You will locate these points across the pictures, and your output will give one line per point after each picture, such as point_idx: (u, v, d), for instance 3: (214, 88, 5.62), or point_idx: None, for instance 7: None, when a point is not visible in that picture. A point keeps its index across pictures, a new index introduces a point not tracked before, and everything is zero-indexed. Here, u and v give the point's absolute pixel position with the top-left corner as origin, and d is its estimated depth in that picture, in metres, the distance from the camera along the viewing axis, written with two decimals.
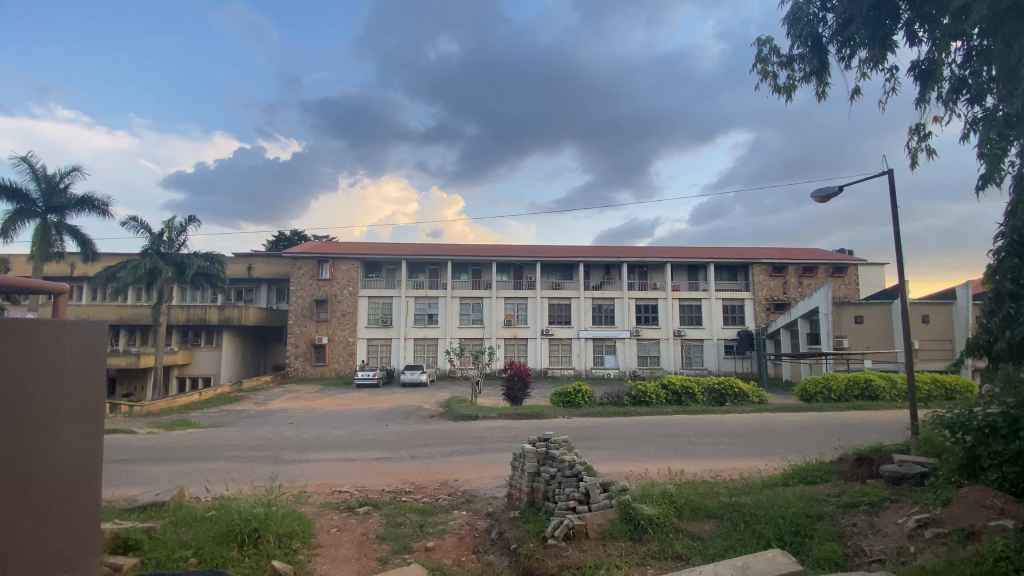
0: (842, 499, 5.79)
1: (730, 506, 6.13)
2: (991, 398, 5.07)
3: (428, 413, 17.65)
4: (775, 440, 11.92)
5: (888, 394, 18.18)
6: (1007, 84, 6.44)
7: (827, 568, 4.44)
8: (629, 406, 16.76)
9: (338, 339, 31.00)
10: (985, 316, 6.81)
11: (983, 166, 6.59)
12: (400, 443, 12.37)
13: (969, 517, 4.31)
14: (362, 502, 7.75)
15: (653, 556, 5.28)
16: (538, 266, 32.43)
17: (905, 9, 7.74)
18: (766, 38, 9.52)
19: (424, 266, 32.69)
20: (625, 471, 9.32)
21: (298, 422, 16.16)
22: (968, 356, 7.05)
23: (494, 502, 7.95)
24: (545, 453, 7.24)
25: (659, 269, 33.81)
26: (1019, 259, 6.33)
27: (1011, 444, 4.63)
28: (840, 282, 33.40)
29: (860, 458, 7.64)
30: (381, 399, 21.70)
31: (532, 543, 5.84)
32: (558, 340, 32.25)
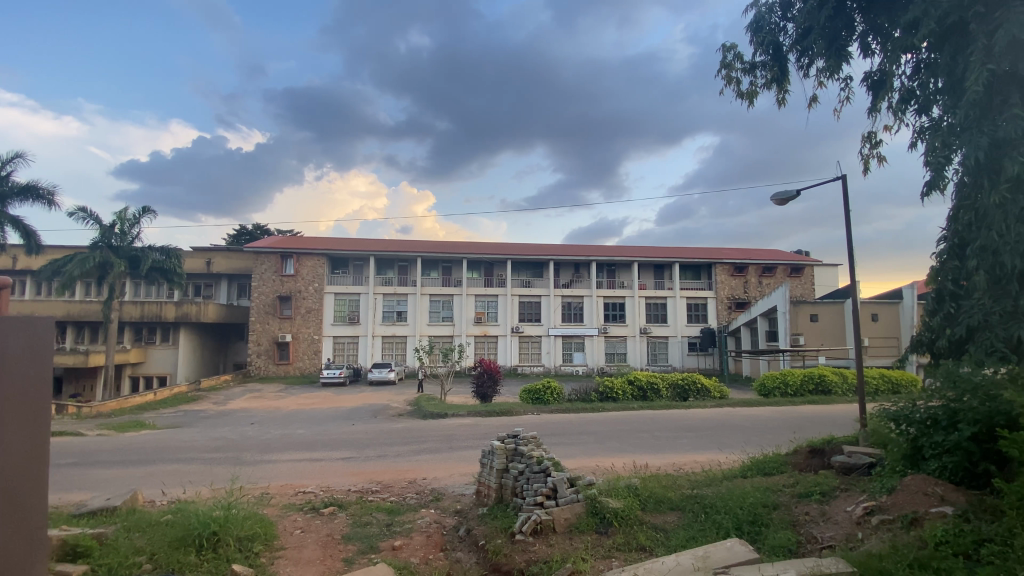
0: (797, 489, 6.08)
1: (691, 498, 6.33)
2: (932, 392, 5.37)
3: (396, 411, 17.45)
4: (734, 434, 12.33)
5: (840, 388, 19.10)
6: (952, 96, 6.82)
7: (781, 556, 4.61)
8: (596, 402, 17.03)
9: (302, 337, 30.24)
10: (928, 315, 7.22)
11: (927, 173, 6.97)
12: (367, 442, 12.18)
13: (912, 504, 4.57)
14: (327, 502, 7.61)
15: (617, 548, 5.38)
16: (508, 264, 32.47)
17: (860, 21, 8.08)
18: (731, 44, 9.84)
19: (392, 262, 32.32)
20: (591, 466, 9.50)
21: (260, 421, 15.73)
22: (912, 352, 7.47)
23: (462, 499, 7.95)
24: (514, 449, 7.29)
25: (626, 268, 34.37)
26: (958, 262, 6.78)
27: (950, 435, 4.93)
28: (797, 282, 34.81)
29: (813, 450, 8.01)
30: (348, 397, 21.35)
31: (499, 539, 5.89)
32: (527, 338, 32.42)
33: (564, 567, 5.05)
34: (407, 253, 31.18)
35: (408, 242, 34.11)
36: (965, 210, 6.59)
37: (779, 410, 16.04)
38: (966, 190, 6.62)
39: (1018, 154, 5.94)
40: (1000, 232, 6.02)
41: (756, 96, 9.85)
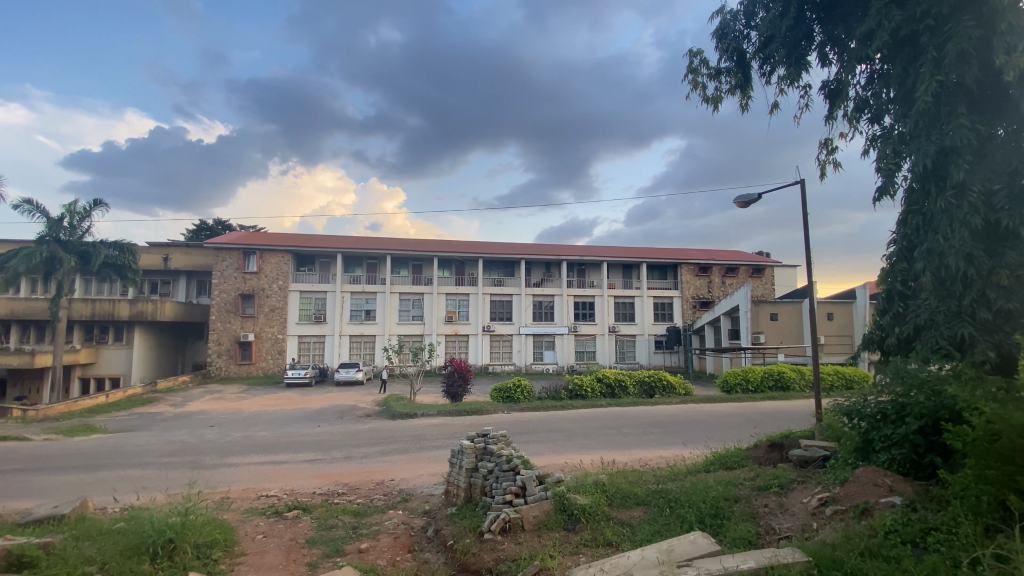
0: (757, 482, 6.30)
1: (657, 493, 6.45)
2: (882, 387, 5.65)
3: (365, 411, 17.16)
4: (698, 429, 12.66)
5: (798, 384, 19.89)
6: (903, 105, 7.17)
7: (741, 547, 4.73)
8: (566, 400, 17.18)
9: (266, 337, 29.33)
10: (879, 314, 7.59)
11: (879, 179, 7.31)
12: (334, 444, 11.91)
13: (863, 495, 4.77)
14: (291, 505, 7.42)
15: (585, 544, 5.40)
16: (479, 263, 32.37)
17: (818, 32, 8.42)
18: (697, 50, 10.10)
19: (361, 260, 31.70)
20: (561, 463, 9.60)
21: (221, 423, 15.18)
22: (864, 349, 7.84)
23: (431, 500, 7.87)
24: (483, 448, 7.28)
25: (596, 268, 34.82)
26: (906, 264, 7.17)
27: (899, 428, 5.19)
28: (758, 282, 36.05)
29: (772, 444, 8.31)
30: (314, 398, 20.84)
31: (468, 538, 5.88)
32: (498, 336, 32.41)
33: (533, 565, 5.02)
34: (376, 251, 30.66)
35: (377, 239, 33.55)
36: (913, 215, 6.95)
37: (740, 406, 16.58)
38: (915, 196, 6.98)
39: (961, 162, 6.30)
40: (945, 236, 6.39)
41: (721, 101, 10.13)
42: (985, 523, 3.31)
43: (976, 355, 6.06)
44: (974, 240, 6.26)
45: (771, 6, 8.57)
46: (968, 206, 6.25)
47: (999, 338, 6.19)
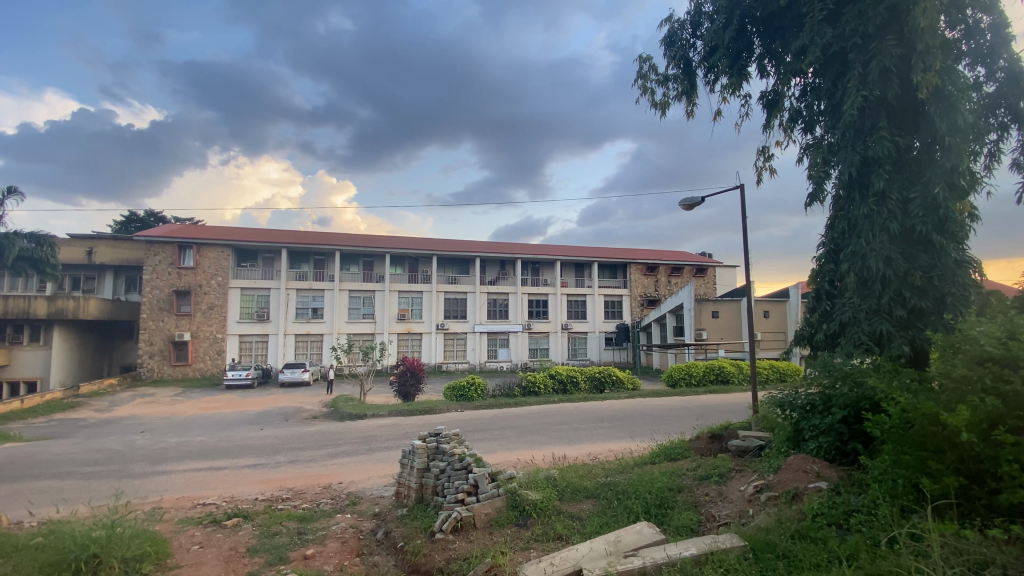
0: (698, 472, 6.61)
1: (606, 486, 6.63)
2: (812, 379, 6.06)
3: (313, 413, 16.58)
4: (645, 423, 13.10)
5: (737, 378, 20.98)
6: (832, 117, 7.69)
7: (683, 535, 4.88)
8: (520, 397, 17.31)
9: (203, 336, 27.70)
10: (809, 312, 8.13)
11: (811, 185, 7.83)
12: (278, 448, 11.42)
13: (794, 481, 5.06)
14: (231, 513, 7.07)
15: (535, 539, 5.41)
16: (433, 260, 31.94)
17: (758, 45, 8.89)
18: (646, 56, 10.44)
19: (307, 256, 30.56)
20: (514, 459, 9.68)
21: (154, 429, 14.21)
22: (795, 344, 8.36)
23: (380, 502, 7.71)
24: (435, 448, 7.23)
25: (549, 266, 35.29)
26: (833, 265, 7.75)
27: (825, 418, 5.58)
28: (701, 281, 37.79)
29: (713, 435, 8.71)
30: (258, 400, 19.91)
31: (419, 539, 5.82)
32: (451, 335, 32.16)
33: (484, 561, 4.98)
34: (324, 247, 29.63)
35: (326, 234, 32.45)
36: (840, 220, 7.50)
37: (684, 400, 17.30)
38: (841, 203, 7.53)
39: (881, 172, 6.85)
40: (866, 240, 6.94)
41: (669, 106, 10.53)
42: (901, 504, 3.58)
43: (892, 349, 6.60)
44: (892, 244, 6.82)
45: (716, 17, 8.98)
46: (886, 213, 6.82)
47: (912, 333, 6.77)
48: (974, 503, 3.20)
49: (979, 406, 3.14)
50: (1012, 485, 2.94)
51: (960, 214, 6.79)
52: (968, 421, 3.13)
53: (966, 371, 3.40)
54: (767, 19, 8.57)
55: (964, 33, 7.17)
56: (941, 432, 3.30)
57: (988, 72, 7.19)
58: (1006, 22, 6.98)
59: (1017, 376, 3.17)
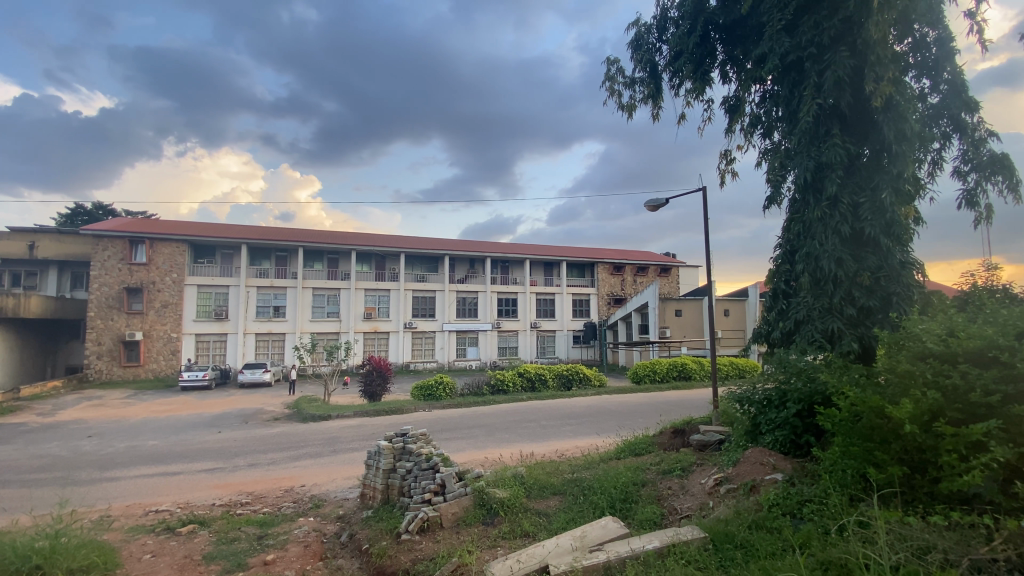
0: (662, 466, 6.77)
1: (572, 482, 6.69)
2: (768, 375, 6.29)
3: (274, 414, 16.09)
4: (610, 419, 13.30)
5: (699, 374, 21.59)
6: (789, 123, 8.00)
7: (647, 528, 4.98)
8: (488, 395, 17.28)
9: (156, 336, 26.50)
10: (766, 311, 8.44)
11: (769, 189, 8.14)
12: (237, 451, 11.03)
13: (751, 473, 5.25)
14: (186, 519, 6.80)
15: (502, 537, 5.43)
16: (401, 257, 31.52)
17: (721, 52, 9.13)
18: (614, 58, 10.60)
19: (269, 252, 29.65)
20: (482, 458, 9.68)
21: (102, 433, 13.49)
22: (753, 342, 8.66)
23: (345, 504, 7.56)
24: (402, 448, 7.15)
25: (518, 265, 35.42)
26: (788, 265, 8.08)
27: (781, 412, 5.80)
28: (665, 281, 38.73)
29: (675, 430, 8.92)
30: (216, 402, 19.18)
31: (384, 541, 5.73)
32: (419, 334, 31.80)
33: (449, 561, 4.96)
34: (287, 243, 28.81)
35: (289, 230, 31.56)
36: (795, 222, 7.82)
37: (649, 396, 17.68)
38: (796, 206, 7.86)
39: (833, 178, 7.17)
40: (819, 242, 7.26)
41: (635, 109, 10.72)
42: (849, 493, 3.76)
43: (843, 345, 6.93)
44: (843, 246, 7.16)
45: (681, 22, 9.19)
46: (838, 216, 7.15)
47: (861, 331, 7.12)
48: (916, 491, 3.38)
49: (921, 399, 3.32)
50: (951, 474, 3.13)
51: (906, 218, 7.19)
52: (911, 414, 3.31)
53: (910, 366, 3.59)
54: (729, 27, 8.83)
55: (912, 46, 7.57)
56: (885, 424, 3.50)
57: (933, 83, 7.64)
58: (950, 36, 7.41)
59: (956, 371, 3.37)
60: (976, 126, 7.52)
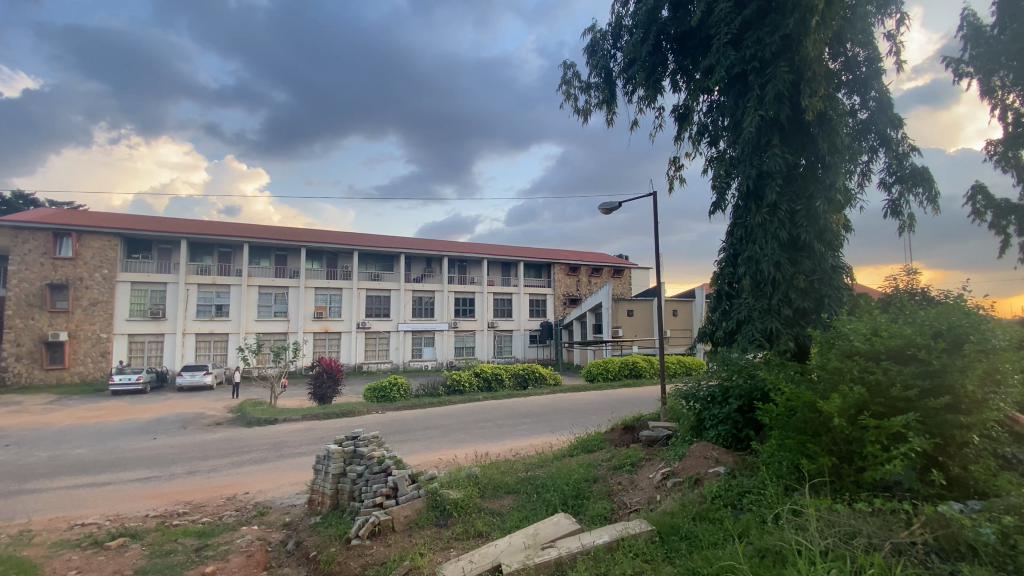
0: (612, 462, 6.94)
1: (526, 481, 6.74)
2: (712, 373, 6.57)
3: (216, 419, 15.31)
4: (564, 418, 13.49)
5: (649, 372, 22.28)
6: (733, 133, 8.39)
7: (598, 523, 5.08)
8: (444, 396, 17.13)
9: (83, 336, 24.66)
10: (711, 311, 8.79)
11: (714, 195, 8.51)
12: (175, 458, 10.42)
13: (696, 466, 5.46)
14: (116, 532, 6.37)
15: (455, 538, 5.39)
16: (354, 255, 30.76)
17: (672, 61, 9.44)
18: (570, 63, 10.77)
19: (211, 248, 28.16)
20: (438, 459, 9.59)
21: (21, 442, 12.41)
22: (699, 341, 8.99)
23: (291, 511, 7.29)
24: (352, 451, 7.02)
25: (475, 265, 35.31)
26: (732, 267, 8.45)
27: (724, 408, 6.09)
28: (619, 282, 39.75)
29: (626, 427, 9.16)
30: (152, 407, 18.04)
31: (333, 547, 5.58)
32: (373, 334, 31.11)
33: (401, 565, 4.88)
34: (231, 239, 27.47)
35: (235, 225, 30.13)
36: (738, 227, 8.21)
37: (603, 394, 18.07)
38: (739, 212, 8.24)
39: (773, 186, 7.57)
40: (760, 247, 7.66)
41: (590, 113, 10.94)
42: (784, 484, 3.97)
43: (780, 344, 7.30)
44: (781, 250, 7.58)
45: (634, 31, 9.46)
46: (778, 222, 7.55)
47: (796, 330, 7.54)
48: (843, 480, 3.60)
49: (848, 394, 3.56)
50: (874, 463, 3.37)
51: (837, 225, 7.69)
52: (840, 407, 3.54)
53: (839, 363, 3.84)
54: (680, 38, 9.14)
55: (845, 64, 8.10)
56: (817, 417, 3.74)
57: (862, 100, 8.21)
58: (878, 58, 7.99)
59: (879, 367, 3.63)
60: (899, 141, 8.14)
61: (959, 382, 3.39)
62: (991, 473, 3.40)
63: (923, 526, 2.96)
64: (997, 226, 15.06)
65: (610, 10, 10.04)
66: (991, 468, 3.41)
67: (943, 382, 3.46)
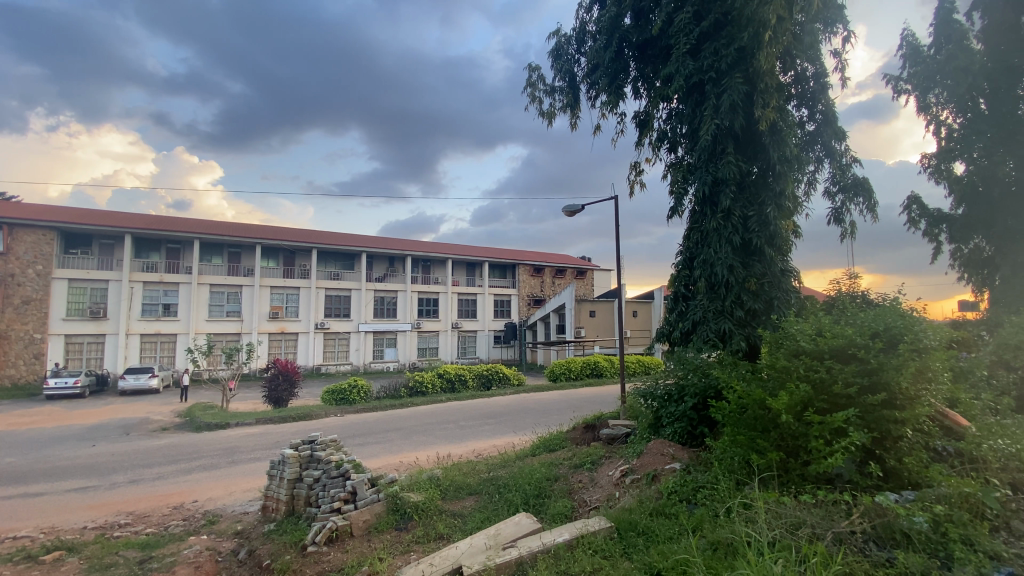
0: (573, 461, 7.03)
1: (488, 481, 6.74)
2: (669, 372, 6.75)
3: (163, 424, 14.56)
4: (526, 417, 13.56)
5: (610, 372, 22.72)
6: (691, 141, 8.67)
7: (558, 521, 5.12)
8: (406, 397, 16.89)
9: (14, 337, 22.97)
10: (668, 312, 9.02)
11: (672, 200, 8.78)
12: (116, 466, 9.84)
13: (653, 463, 5.60)
14: (51, 545, 5.96)
15: (416, 541, 5.33)
16: (314, 253, 29.94)
17: (634, 68, 9.64)
18: (535, 66, 10.86)
19: (158, 244, 26.73)
20: (399, 462, 9.45)
21: None
22: (656, 341, 9.22)
23: (243, 519, 7.02)
24: (309, 455, 6.84)
25: (440, 264, 35.03)
26: (688, 270, 8.71)
27: (679, 406, 6.28)
28: (582, 283, 40.35)
29: (587, 426, 9.30)
30: (92, 412, 16.98)
31: (288, 554, 5.41)
32: (333, 334, 30.38)
33: (359, 571, 4.79)
34: (181, 234, 26.19)
35: (185, 220, 28.75)
36: (694, 231, 8.48)
37: (565, 394, 18.28)
38: (696, 216, 8.51)
39: (727, 193, 7.87)
40: (714, 250, 7.95)
41: (555, 116, 11.06)
42: (736, 479, 4.11)
43: (732, 344, 7.58)
44: (734, 254, 7.89)
45: (598, 37, 9.63)
46: (731, 227, 7.85)
47: (748, 331, 7.83)
48: (789, 473, 3.78)
49: (795, 392, 3.74)
50: (817, 457, 3.55)
51: (786, 231, 8.06)
52: (787, 405, 3.71)
53: (787, 362, 4.02)
54: (641, 46, 9.35)
55: (794, 78, 8.50)
56: (766, 414, 3.91)
57: (810, 113, 8.65)
58: (824, 73, 8.44)
59: (823, 366, 3.83)
60: (842, 153, 8.61)
61: (895, 379, 3.61)
62: (923, 465, 3.63)
63: (862, 516, 3.15)
64: (930, 234, 16.18)
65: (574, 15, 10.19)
66: (923, 460, 3.65)
67: (880, 379, 3.68)
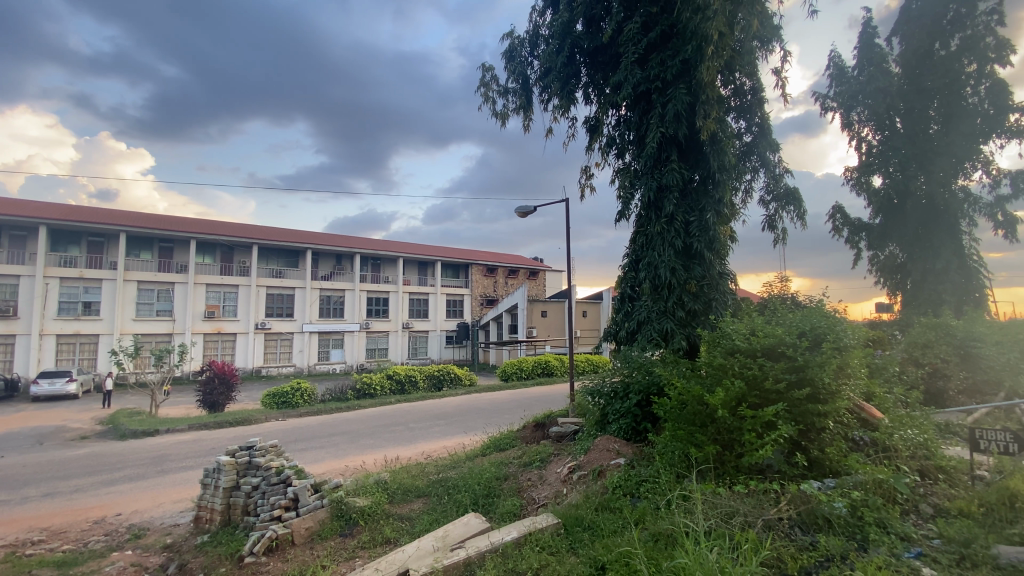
0: (522, 459, 7.09)
1: (437, 482, 6.69)
2: (615, 370, 6.95)
3: (82, 432, 13.45)
4: (476, 418, 13.53)
5: (560, 371, 23.07)
6: (638, 146, 8.96)
7: (507, 520, 5.15)
8: (353, 399, 16.44)
9: None
10: (615, 312, 9.26)
11: (620, 204, 9.03)
12: (26, 479, 8.99)
13: (599, 459, 5.75)
14: None
15: (361, 547, 5.20)
16: (255, 249, 28.55)
17: (585, 74, 9.84)
18: (489, 66, 10.88)
19: (78, 236, 24.64)
20: (343, 467, 9.16)
21: None
22: (603, 341, 9.46)
23: (173, 532, 6.60)
24: (247, 462, 6.55)
25: (390, 263, 34.35)
26: (634, 272, 8.99)
27: (624, 403, 6.47)
28: (534, 283, 40.75)
29: (536, 424, 9.38)
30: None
31: (223, 567, 5.15)
32: (275, 335, 29.11)
33: None
34: (105, 227, 24.27)
35: (111, 211, 26.68)
36: (640, 234, 8.76)
37: (516, 393, 18.40)
38: (642, 220, 8.80)
39: (671, 198, 8.21)
40: (658, 253, 8.27)
41: (508, 118, 11.12)
42: (675, 472, 4.28)
43: (674, 343, 7.91)
44: (676, 257, 8.23)
45: (551, 41, 9.76)
46: (674, 231, 8.20)
47: (689, 330, 8.17)
48: (725, 465, 3.99)
49: (731, 387, 3.96)
50: (750, 449, 3.76)
51: (724, 235, 8.48)
52: (723, 400, 3.91)
53: (723, 360, 4.24)
54: (592, 52, 9.54)
55: (733, 91, 8.96)
56: (703, 409, 4.10)
57: (747, 124, 9.14)
58: (760, 88, 8.94)
59: (756, 363, 4.07)
60: (775, 163, 9.17)
61: (818, 375, 3.88)
62: (842, 454, 3.94)
63: (789, 503, 3.36)
64: (852, 241, 17.46)
65: (528, 18, 10.29)
66: (843, 450, 3.95)
67: (806, 375, 3.94)
